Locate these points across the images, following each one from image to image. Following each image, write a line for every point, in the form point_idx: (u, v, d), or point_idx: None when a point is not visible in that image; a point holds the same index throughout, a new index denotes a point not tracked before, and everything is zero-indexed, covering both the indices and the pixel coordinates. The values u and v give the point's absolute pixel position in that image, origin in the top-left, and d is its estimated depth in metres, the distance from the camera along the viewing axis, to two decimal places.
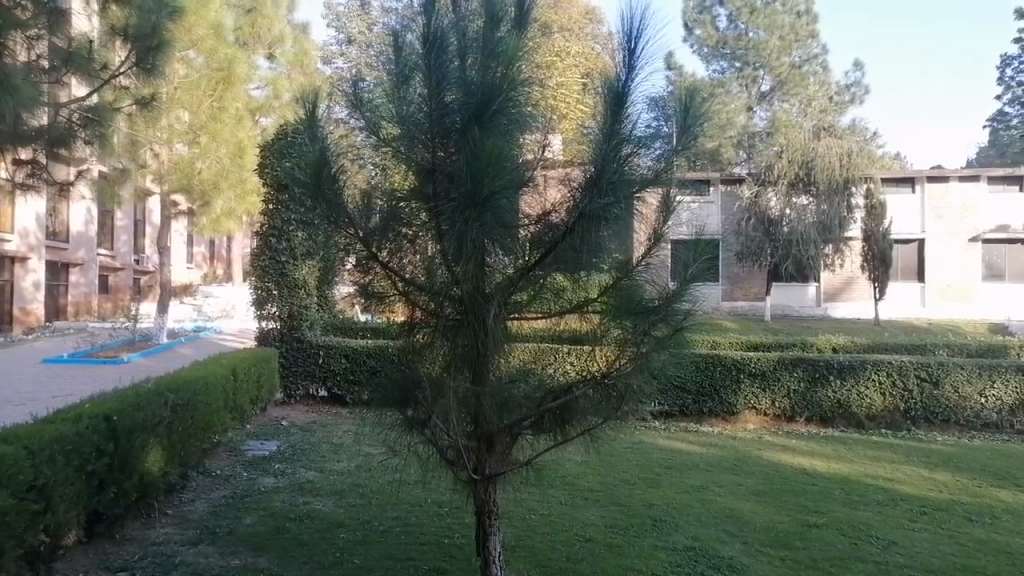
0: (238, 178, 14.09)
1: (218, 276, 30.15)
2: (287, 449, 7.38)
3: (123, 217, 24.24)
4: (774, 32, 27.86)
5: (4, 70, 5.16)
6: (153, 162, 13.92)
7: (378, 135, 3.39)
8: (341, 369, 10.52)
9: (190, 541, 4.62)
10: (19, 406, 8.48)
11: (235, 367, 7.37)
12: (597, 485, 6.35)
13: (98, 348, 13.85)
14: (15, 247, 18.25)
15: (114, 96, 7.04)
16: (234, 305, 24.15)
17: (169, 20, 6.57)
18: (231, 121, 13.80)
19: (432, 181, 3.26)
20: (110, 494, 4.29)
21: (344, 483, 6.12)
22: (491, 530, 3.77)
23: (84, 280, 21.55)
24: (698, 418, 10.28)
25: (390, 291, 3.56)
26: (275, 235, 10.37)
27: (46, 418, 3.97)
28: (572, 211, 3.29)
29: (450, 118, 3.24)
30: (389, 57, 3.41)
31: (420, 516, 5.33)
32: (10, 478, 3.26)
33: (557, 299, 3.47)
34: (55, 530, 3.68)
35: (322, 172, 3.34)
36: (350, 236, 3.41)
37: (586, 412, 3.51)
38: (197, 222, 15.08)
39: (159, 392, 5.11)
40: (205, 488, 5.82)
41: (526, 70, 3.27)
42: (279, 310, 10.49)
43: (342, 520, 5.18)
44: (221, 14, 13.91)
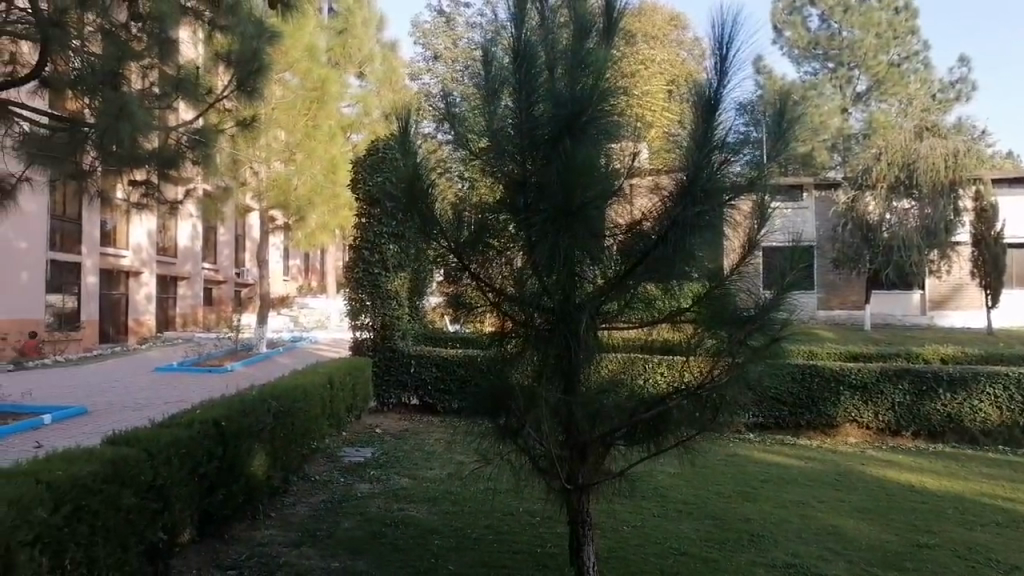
0: (331, 194, 14.61)
1: (313, 287, 31.29)
2: (381, 456, 7.58)
3: (225, 232, 25.48)
4: (870, 30, 26.78)
5: (122, 98, 5.54)
6: (252, 180, 14.57)
7: (467, 148, 3.48)
8: (432, 378, 10.69)
9: (293, 543, 4.81)
10: (135, 411, 9.02)
11: (332, 376, 7.65)
12: (689, 497, 6.24)
13: (204, 357, 14.60)
14: (129, 262, 19.48)
15: (219, 118, 7.42)
16: (329, 316, 24.97)
17: (269, 45, 6.91)
18: (324, 138, 14.45)
19: (523, 193, 3.29)
20: (219, 496, 4.52)
21: (437, 491, 6.24)
22: (586, 541, 3.77)
23: (191, 293, 22.79)
24: (795, 431, 9.97)
25: (479, 302, 3.60)
26: (368, 248, 10.72)
27: (162, 423, 4.22)
28: (662, 219, 3.25)
29: (539, 130, 3.25)
30: (477, 72, 3.50)
31: (512, 525, 5.37)
32: (133, 477, 3.49)
33: (648, 309, 3.45)
34: (172, 528, 3.90)
35: (416, 187, 3.44)
36: (441, 247, 3.50)
37: (679, 424, 3.43)
38: (293, 236, 15.61)
39: (262, 399, 5.32)
40: (304, 493, 6.04)
41: (615, 81, 3.28)
42: (372, 320, 10.80)
43: (436, 527, 5.27)
44: (314, 36, 14.47)
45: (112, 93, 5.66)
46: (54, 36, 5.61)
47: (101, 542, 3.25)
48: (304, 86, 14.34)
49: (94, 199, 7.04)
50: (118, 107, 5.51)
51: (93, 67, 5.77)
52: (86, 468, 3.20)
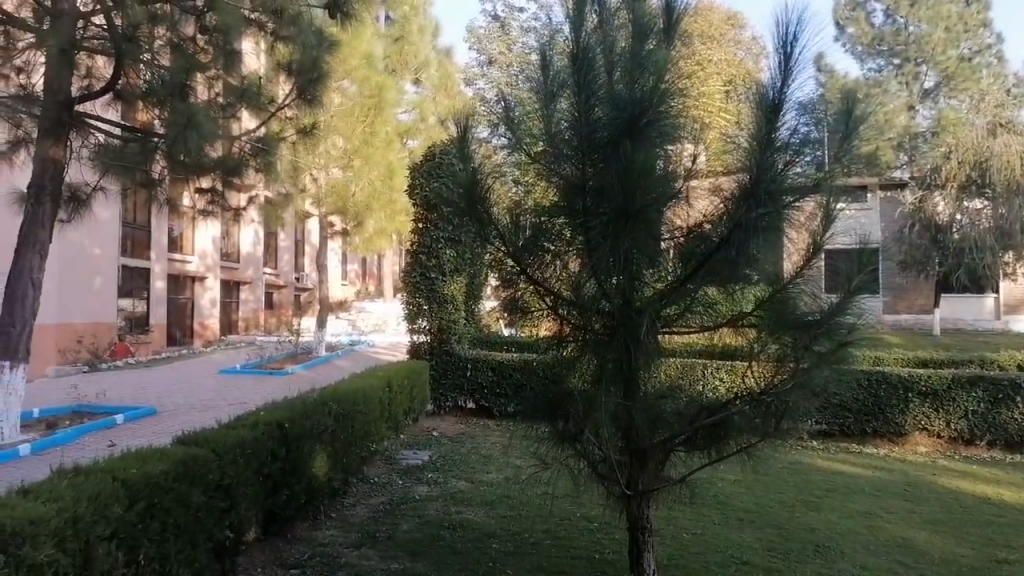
0: (388, 200, 14.84)
1: (370, 292, 31.82)
2: (438, 459, 7.64)
3: (285, 238, 26.11)
4: (938, 25, 25.96)
5: (190, 108, 5.72)
6: (312, 186, 14.90)
7: (524, 151, 3.47)
8: (489, 382, 10.73)
9: (353, 543, 4.88)
10: (202, 412, 9.30)
11: (390, 379, 7.74)
12: (751, 505, 6.12)
13: (266, 360, 14.98)
14: (195, 267, 20.13)
15: (280, 126, 7.59)
16: (386, 319, 25.34)
17: (328, 53, 7.04)
18: (381, 145, 14.66)
19: (582, 197, 3.28)
20: (283, 496, 4.62)
21: (494, 494, 6.26)
22: (646, 548, 3.71)
23: (253, 297, 23.42)
24: (861, 439, 9.67)
25: (535, 307, 3.57)
26: (425, 252, 10.83)
27: (228, 424, 4.34)
28: (724, 221, 3.20)
29: (599, 134, 3.24)
30: (533, 75, 3.48)
31: (569, 530, 5.35)
32: (201, 476, 3.60)
33: (709, 313, 3.35)
34: (238, 526, 4.00)
35: (475, 190, 3.45)
36: (499, 251, 3.51)
37: (741, 430, 3.36)
38: (351, 241, 15.90)
39: (323, 401, 5.41)
40: (364, 494, 6.13)
41: (675, 83, 3.25)
42: (429, 324, 10.88)
43: (493, 530, 5.28)
44: (372, 44, 14.73)
45: (181, 104, 5.85)
46: (127, 50, 5.91)
47: (173, 539, 3.36)
48: (362, 93, 14.57)
49: (163, 207, 7.29)
50: (186, 117, 5.68)
51: (164, 79, 5.99)
52: (158, 467, 3.31)
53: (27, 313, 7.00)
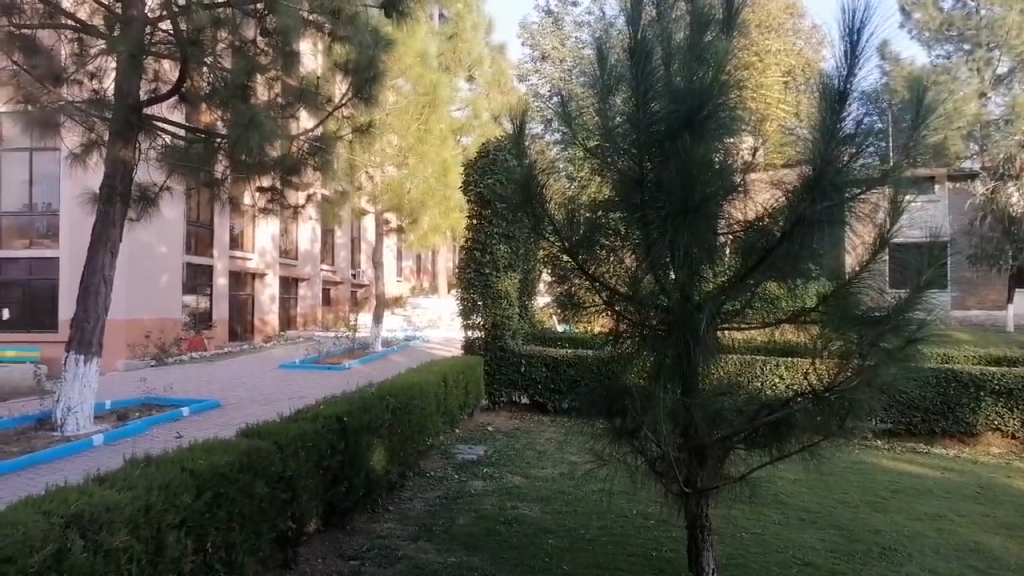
0: (442, 196, 15.02)
1: (425, 288, 32.17)
2: (494, 454, 7.67)
3: (342, 235, 26.58)
4: (1012, 8, 24.17)
5: (252, 109, 5.85)
6: (367, 184, 15.08)
7: (578, 146, 3.45)
8: (543, 377, 10.75)
9: (411, 537, 4.94)
10: (265, 406, 9.54)
11: (446, 374, 7.82)
12: (813, 505, 5.98)
13: (324, 355, 15.28)
14: (255, 264, 20.68)
15: (336, 126, 7.72)
16: (441, 315, 25.61)
17: (384, 52, 7.10)
18: (435, 142, 14.80)
19: (639, 191, 3.25)
20: (342, 488, 4.71)
21: (549, 490, 6.26)
22: (705, 545, 3.66)
23: (311, 293, 23.92)
24: (929, 439, 9.36)
25: (591, 303, 3.56)
26: (479, 249, 10.86)
27: (289, 418, 4.43)
28: (785, 215, 3.10)
29: (656, 127, 3.21)
30: (590, 70, 3.44)
31: (625, 527, 5.32)
32: (265, 468, 3.69)
33: (772, 308, 3.31)
34: (299, 517, 4.09)
35: (530, 185, 3.44)
36: (555, 245, 3.50)
37: (804, 429, 3.25)
38: (406, 238, 16.08)
39: (381, 396, 5.49)
40: (420, 488, 6.20)
41: (735, 74, 3.19)
42: (483, 319, 10.93)
43: (549, 525, 5.29)
44: (425, 42, 14.81)
45: (242, 106, 6.00)
46: (192, 54, 6.11)
47: (238, 529, 3.45)
48: (416, 91, 14.67)
49: (226, 205, 7.48)
50: (248, 118, 5.81)
51: (226, 81, 6.16)
52: (224, 458, 3.40)
53: (98, 308, 7.26)
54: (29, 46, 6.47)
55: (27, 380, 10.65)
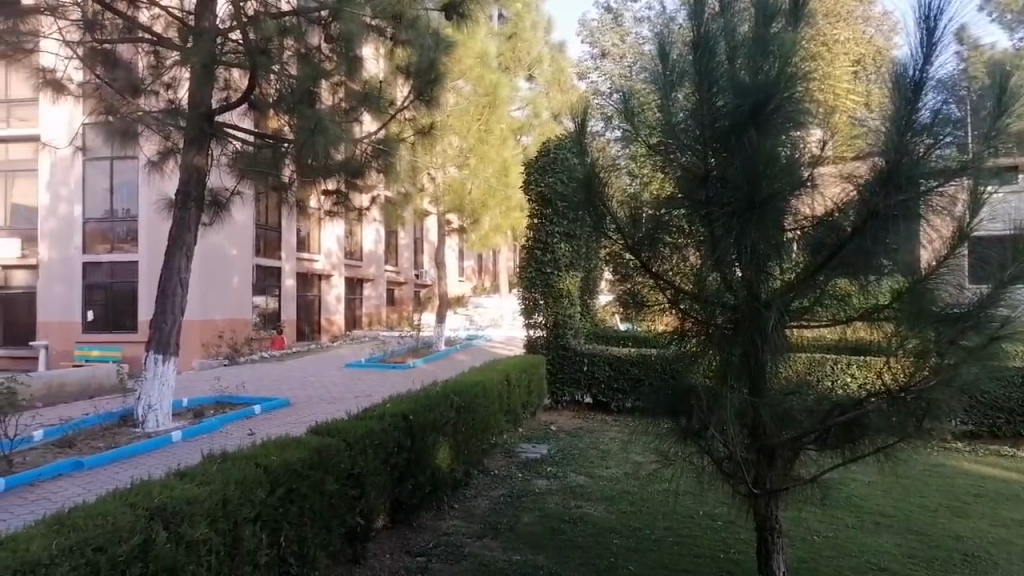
0: (503, 196, 15.13)
1: (487, 288, 32.39)
2: (557, 453, 7.67)
3: (404, 236, 26.99)
4: None
5: (318, 115, 5.97)
6: (429, 185, 15.25)
7: (639, 144, 3.42)
8: (606, 377, 10.70)
9: (477, 534, 4.98)
10: (333, 404, 9.77)
11: (509, 373, 7.86)
12: (889, 509, 5.79)
13: (389, 354, 15.55)
14: (322, 265, 21.18)
15: (398, 128, 7.81)
16: (502, 314, 25.74)
17: (444, 54, 7.18)
18: (496, 142, 14.90)
19: (704, 187, 3.21)
20: (409, 485, 4.79)
21: (614, 490, 6.22)
22: (775, 548, 3.59)
23: (375, 293, 24.37)
24: (1014, 441, 8.95)
25: (655, 302, 3.53)
26: (540, 248, 10.86)
27: (358, 416, 4.53)
28: (856, 210, 3.02)
29: (720, 122, 3.17)
30: (651, 67, 3.41)
31: (693, 528, 5.25)
32: (334, 465, 3.77)
33: (842, 305, 3.20)
34: (367, 513, 4.17)
35: (592, 184, 3.44)
36: (618, 243, 3.49)
37: (879, 430, 3.15)
38: (467, 238, 16.23)
39: (446, 395, 5.57)
40: (485, 486, 6.25)
41: (803, 66, 3.10)
42: (545, 318, 10.94)
43: (613, 525, 5.26)
44: (485, 43, 14.89)
45: (308, 111, 6.14)
46: (261, 62, 6.20)
47: (310, 524, 3.55)
48: (476, 92, 14.79)
49: (294, 209, 7.69)
50: (314, 123, 5.94)
51: (293, 88, 6.33)
52: (296, 455, 3.50)
53: (175, 309, 7.55)
54: (110, 60, 6.88)
55: (111, 378, 11.18)
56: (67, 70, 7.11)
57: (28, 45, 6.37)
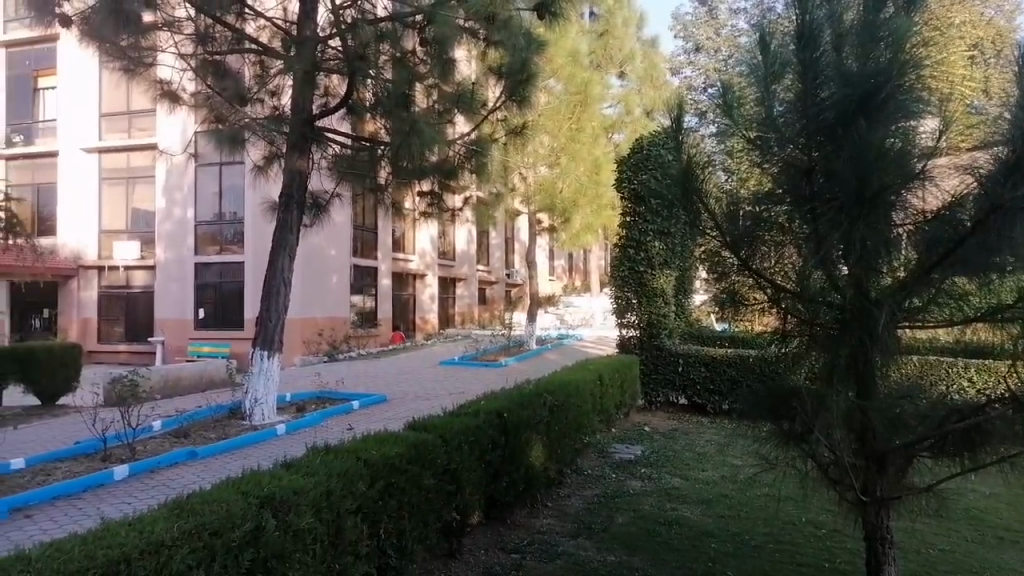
0: (594, 194, 15.01)
1: (577, 287, 32.35)
2: (651, 454, 7.56)
3: (495, 236, 27.24)
4: None
5: (414, 118, 6.10)
6: (521, 185, 15.30)
7: (736, 139, 3.33)
8: (701, 378, 10.48)
9: (570, 533, 4.97)
10: (428, 400, 9.98)
11: (601, 373, 7.80)
12: (1013, 524, 5.41)
13: (481, 353, 15.73)
14: (416, 265, 21.66)
15: (491, 129, 7.87)
16: (593, 314, 25.62)
17: (537, 54, 7.19)
18: (588, 140, 14.82)
19: (810, 182, 3.08)
20: (503, 483, 4.82)
21: (711, 493, 6.08)
22: (886, 559, 3.41)
23: (467, 293, 24.74)
24: None
25: (755, 301, 3.40)
26: (633, 246, 10.72)
27: (455, 412, 4.61)
28: (977, 201, 2.78)
29: (825, 114, 3.05)
30: (752, 59, 3.31)
31: (795, 535, 5.07)
32: (431, 461, 3.84)
33: (961, 305, 2.99)
34: (463, 509, 4.24)
35: (690, 181, 3.37)
36: (716, 241, 3.39)
37: (1004, 438, 2.86)
38: (558, 237, 16.16)
39: (539, 394, 5.58)
40: (579, 486, 6.23)
41: (917, 51, 2.94)
42: (638, 318, 10.80)
43: (711, 529, 5.14)
44: (575, 41, 14.82)
45: (405, 114, 6.31)
46: (359, 67, 6.44)
47: (407, 518, 3.63)
48: (568, 90, 14.80)
49: (389, 210, 7.88)
50: (411, 125, 6.07)
51: (389, 92, 6.48)
52: (395, 450, 3.59)
53: (279, 307, 7.87)
54: (219, 70, 7.25)
55: (221, 373, 11.77)
56: (182, 81, 7.54)
57: (147, 59, 6.87)
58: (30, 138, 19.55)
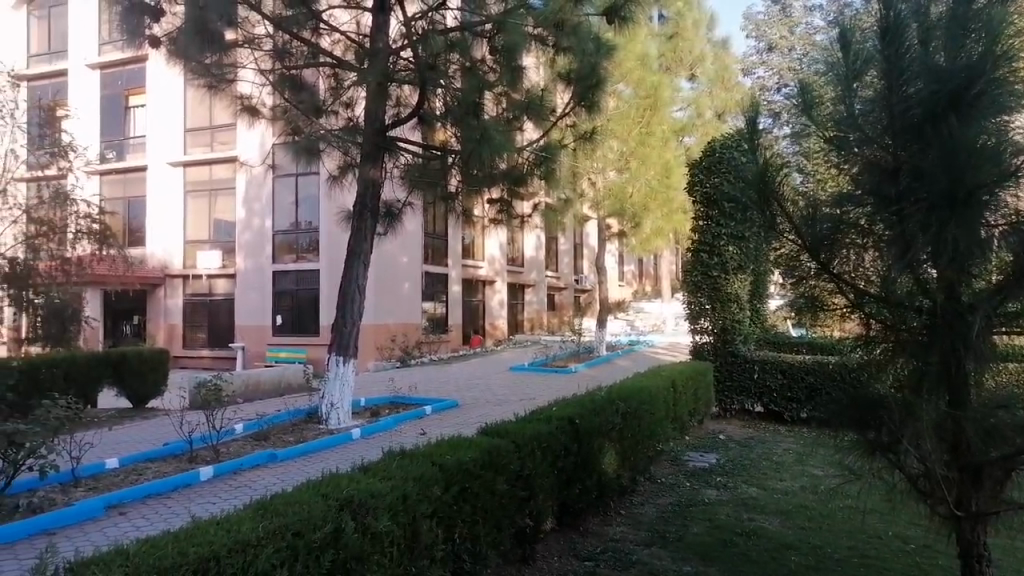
0: (665, 198, 14.84)
1: (647, 292, 32.06)
2: (727, 463, 7.40)
3: (564, 242, 27.22)
4: None
5: (483, 125, 6.15)
6: (590, 190, 15.22)
7: (812, 141, 3.26)
8: (779, 385, 10.24)
9: (645, 542, 4.91)
10: (499, 406, 10.03)
11: (674, 379, 7.68)
12: None
13: (552, 359, 15.70)
14: (485, 271, 21.84)
15: (560, 135, 7.81)
16: (664, 319, 25.31)
17: (606, 58, 7.15)
18: (658, 144, 14.66)
19: (894, 181, 2.95)
20: (576, 489, 4.80)
21: (790, 504, 5.90)
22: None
23: (536, 298, 24.82)
24: None
25: (837, 305, 3.26)
26: (706, 250, 10.48)
27: (527, 419, 4.62)
28: None
29: (912, 111, 2.93)
30: (832, 54, 3.21)
31: (882, 549, 4.87)
32: (504, 466, 3.86)
33: None
34: (537, 515, 4.24)
35: (766, 183, 3.25)
36: (793, 244, 3.27)
37: None
38: (627, 242, 16.01)
39: (611, 400, 5.54)
40: (652, 493, 6.16)
41: (1011, 43, 2.81)
42: (712, 324, 10.58)
43: (791, 541, 4.99)
44: (645, 44, 14.69)
45: (474, 122, 6.37)
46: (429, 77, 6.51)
47: (482, 522, 3.65)
48: (637, 94, 14.69)
49: (460, 217, 7.97)
50: (480, 133, 6.12)
51: (459, 100, 6.54)
52: (468, 455, 3.62)
53: (354, 314, 8.04)
54: (296, 84, 7.47)
55: (298, 378, 12.10)
56: (261, 95, 7.81)
57: (229, 75, 7.15)
58: (121, 153, 20.52)
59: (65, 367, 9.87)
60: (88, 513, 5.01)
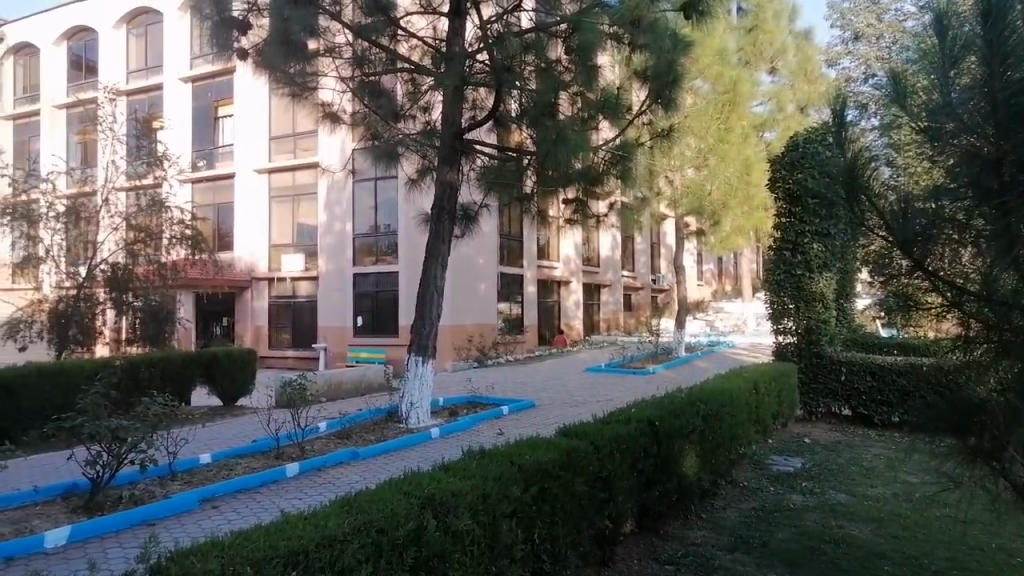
0: (745, 196, 14.50)
1: (727, 291, 31.36)
2: (813, 467, 7.15)
3: (641, 241, 26.91)
4: None
5: (559, 125, 6.15)
6: (667, 189, 14.97)
7: (903, 133, 3.09)
8: (868, 388, 9.85)
9: (728, 547, 4.79)
10: (576, 407, 10.00)
11: (756, 381, 7.48)
12: None
13: (628, 359, 15.55)
14: (561, 271, 21.82)
15: (636, 134, 7.74)
16: (744, 319, 24.69)
17: (683, 54, 7.02)
18: (738, 140, 14.30)
19: (998, 173, 2.81)
20: (656, 492, 4.73)
21: (882, 511, 5.66)
22: None
23: (612, 299, 24.63)
24: None
25: (932, 304, 3.07)
26: (789, 248, 10.15)
27: (606, 420, 4.58)
28: None
29: (1018, 99, 2.75)
30: (925, 43, 3.03)
31: (984, 562, 4.61)
32: (583, 467, 3.84)
33: None
34: (616, 517, 4.20)
35: (855, 177, 3.08)
36: (885, 241, 3.09)
37: None
38: (706, 241, 15.70)
39: (691, 402, 5.43)
40: (735, 498, 6.01)
41: None
42: (796, 324, 10.25)
43: (884, 551, 4.78)
44: (723, 38, 14.35)
45: (550, 123, 6.37)
46: (506, 79, 6.53)
47: (561, 523, 3.64)
48: (715, 90, 14.38)
49: (536, 218, 7.97)
50: (556, 133, 6.13)
51: (535, 101, 6.55)
52: (547, 455, 3.61)
53: (433, 315, 8.15)
54: (375, 90, 7.65)
55: (379, 378, 12.36)
56: (342, 102, 8.01)
57: (311, 84, 7.36)
58: (211, 162, 21.43)
59: (161, 366, 10.35)
60: (185, 506, 5.26)
